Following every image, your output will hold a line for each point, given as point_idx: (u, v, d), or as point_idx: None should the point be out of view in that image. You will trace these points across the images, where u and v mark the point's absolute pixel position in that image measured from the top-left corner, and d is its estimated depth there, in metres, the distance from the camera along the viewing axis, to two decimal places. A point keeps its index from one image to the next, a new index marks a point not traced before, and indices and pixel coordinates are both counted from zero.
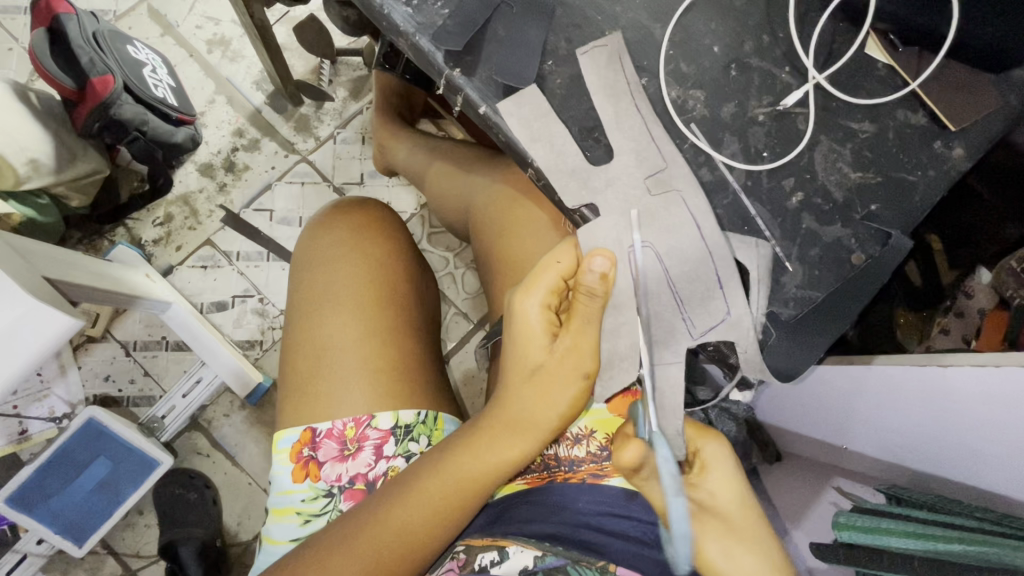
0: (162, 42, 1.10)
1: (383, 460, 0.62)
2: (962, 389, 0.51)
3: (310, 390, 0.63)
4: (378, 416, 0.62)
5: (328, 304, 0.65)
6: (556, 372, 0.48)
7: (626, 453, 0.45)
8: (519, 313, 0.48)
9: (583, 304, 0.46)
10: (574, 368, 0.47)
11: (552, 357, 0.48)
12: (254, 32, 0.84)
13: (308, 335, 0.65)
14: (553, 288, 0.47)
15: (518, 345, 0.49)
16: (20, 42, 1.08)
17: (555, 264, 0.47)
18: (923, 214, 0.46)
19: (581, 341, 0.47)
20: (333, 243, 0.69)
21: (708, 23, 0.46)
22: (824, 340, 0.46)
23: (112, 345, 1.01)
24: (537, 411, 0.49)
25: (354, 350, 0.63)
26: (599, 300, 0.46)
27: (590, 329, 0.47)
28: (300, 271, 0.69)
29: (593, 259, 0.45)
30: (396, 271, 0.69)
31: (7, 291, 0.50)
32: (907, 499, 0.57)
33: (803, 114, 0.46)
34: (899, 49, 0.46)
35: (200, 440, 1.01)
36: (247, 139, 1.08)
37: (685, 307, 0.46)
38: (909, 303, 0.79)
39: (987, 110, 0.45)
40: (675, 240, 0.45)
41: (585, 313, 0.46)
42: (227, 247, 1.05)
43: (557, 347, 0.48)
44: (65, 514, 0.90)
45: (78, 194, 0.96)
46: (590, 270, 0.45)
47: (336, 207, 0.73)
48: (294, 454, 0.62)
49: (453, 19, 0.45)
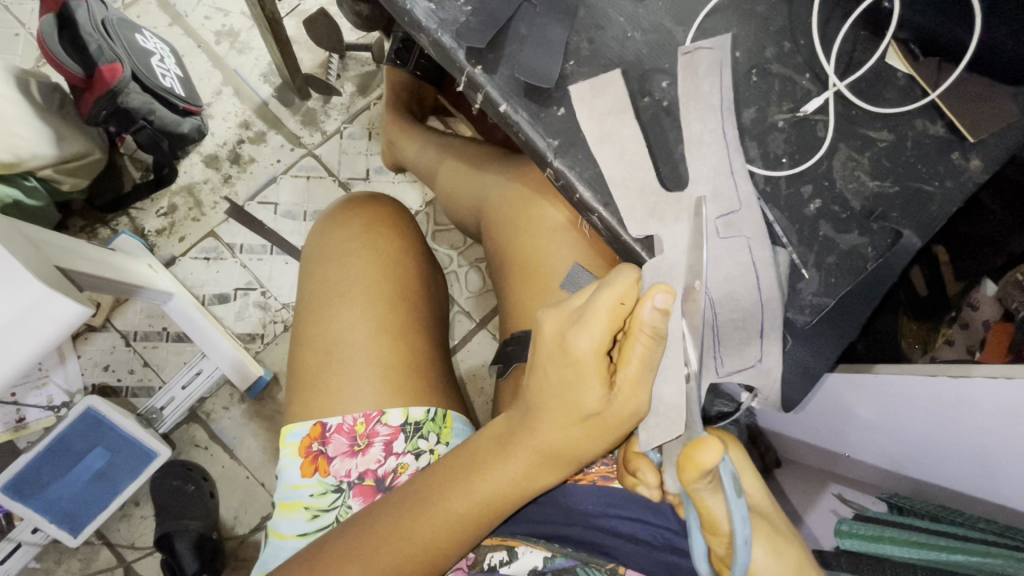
0: (171, 32, 1.09)
1: (393, 457, 0.62)
2: (976, 403, 0.50)
3: (322, 385, 0.63)
4: (389, 412, 0.62)
5: (345, 302, 0.65)
6: (608, 417, 0.44)
7: (709, 454, 0.39)
8: (571, 352, 0.43)
9: (644, 348, 0.42)
10: (627, 415, 0.44)
11: (608, 407, 0.44)
12: (265, 24, 0.84)
13: (321, 334, 0.64)
14: (614, 327, 0.43)
15: (568, 383, 0.44)
16: (26, 28, 1.07)
17: (617, 305, 0.42)
18: (939, 224, 0.46)
19: (639, 387, 0.43)
20: (349, 242, 0.68)
21: (729, 28, 0.46)
22: (834, 346, 0.46)
23: (112, 335, 1.01)
24: (575, 447, 0.46)
25: (369, 352, 0.63)
26: (663, 340, 0.42)
27: (647, 377, 0.43)
28: (314, 264, 0.68)
29: (655, 295, 0.41)
30: (410, 271, 0.69)
31: (19, 277, 0.49)
32: (910, 508, 0.58)
33: (823, 121, 0.46)
34: (919, 59, 0.46)
35: (198, 432, 1.01)
36: (252, 131, 1.07)
37: (720, 347, 0.44)
38: (913, 312, 0.80)
39: (1006, 122, 0.45)
40: (730, 286, 0.44)
41: (645, 358, 0.43)
42: (231, 239, 1.04)
43: (614, 397, 0.43)
44: (61, 503, 0.89)
45: (72, 176, 0.94)
46: (651, 305, 0.40)
47: (352, 201, 0.72)
48: (303, 448, 0.62)
49: (476, 16, 0.45)
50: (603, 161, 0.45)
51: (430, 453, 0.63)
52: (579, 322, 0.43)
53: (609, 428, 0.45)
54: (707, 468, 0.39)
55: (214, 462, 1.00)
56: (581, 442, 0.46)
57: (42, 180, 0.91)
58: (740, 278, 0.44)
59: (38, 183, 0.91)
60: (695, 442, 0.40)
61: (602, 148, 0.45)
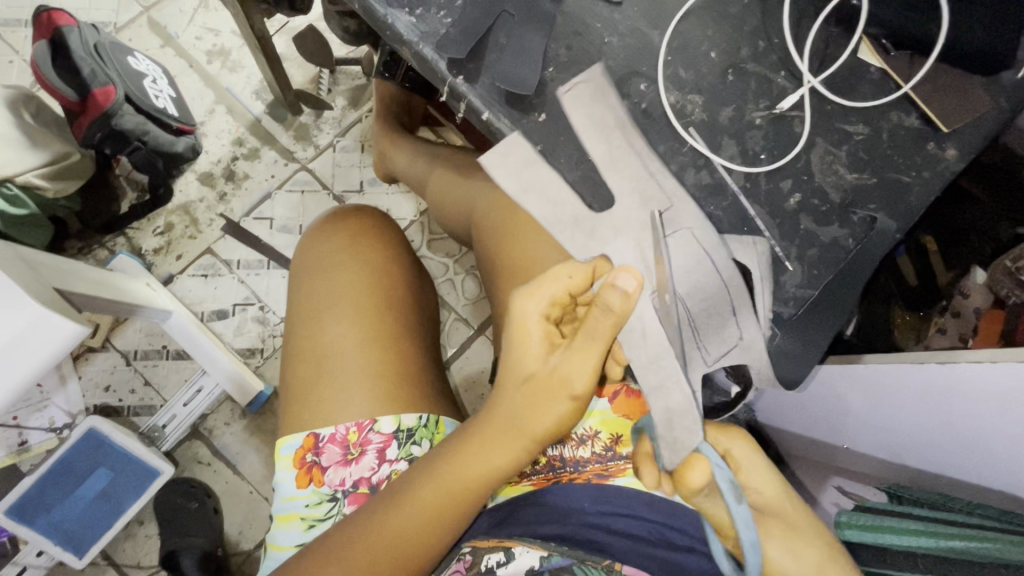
0: (163, 53, 1.11)
1: (386, 464, 0.63)
2: (969, 391, 0.51)
3: (312, 397, 0.63)
4: (380, 420, 0.62)
5: (329, 312, 0.66)
6: (549, 383, 0.46)
7: (695, 474, 0.43)
8: (519, 317, 0.46)
9: (593, 319, 0.44)
10: (566, 382, 0.45)
11: (546, 368, 0.46)
12: (254, 43, 0.85)
13: (310, 346, 0.65)
14: (559, 299, 0.46)
15: (514, 351, 0.47)
16: (20, 55, 1.09)
17: (566, 277, 0.45)
18: (919, 213, 0.47)
19: (581, 359, 0.45)
20: (331, 253, 0.69)
21: (704, 30, 0.48)
22: (826, 336, 0.47)
23: (113, 355, 1.01)
24: (525, 420, 0.47)
25: (357, 360, 0.64)
26: (614, 317, 0.43)
27: (592, 347, 0.44)
28: (300, 276, 0.69)
29: (620, 275, 0.43)
30: (395, 278, 0.69)
31: (16, 300, 0.50)
32: (907, 497, 0.58)
33: (799, 117, 0.47)
34: (890, 53, 0.47)
35: (200, 449, 1.01)
36: (246, 148, 1.08)
37: (700, 338, 0.47)
38: (905, 303, 0.82)
39: (979, 111, 0.46)
40: (699, 280, 0.46)
41: (590, 328, 0.44)
42: (228, 255, 1.05)
43: (553, 360, 0.46)
44: (65, 524, 0.89)
45: (55, 180, 0.93)
46: (615, 287, 0.43)
47: (341, 211, 0.74)
48: (297, 460, 0.62)
49: (456, 27, 0.46)
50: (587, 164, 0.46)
51: None
52: (529, 288, 0.46)
53: (548, 397, 0.46)
54: (696, 487, 0.43)
55: (216, 478, 1.00)
56: (527, 413, 0.47)
57: (23, 187, 0.89)
58: (718, 277, 0.46)
59: (18, 190, 0.89)
60: (682, 463, 0.45)
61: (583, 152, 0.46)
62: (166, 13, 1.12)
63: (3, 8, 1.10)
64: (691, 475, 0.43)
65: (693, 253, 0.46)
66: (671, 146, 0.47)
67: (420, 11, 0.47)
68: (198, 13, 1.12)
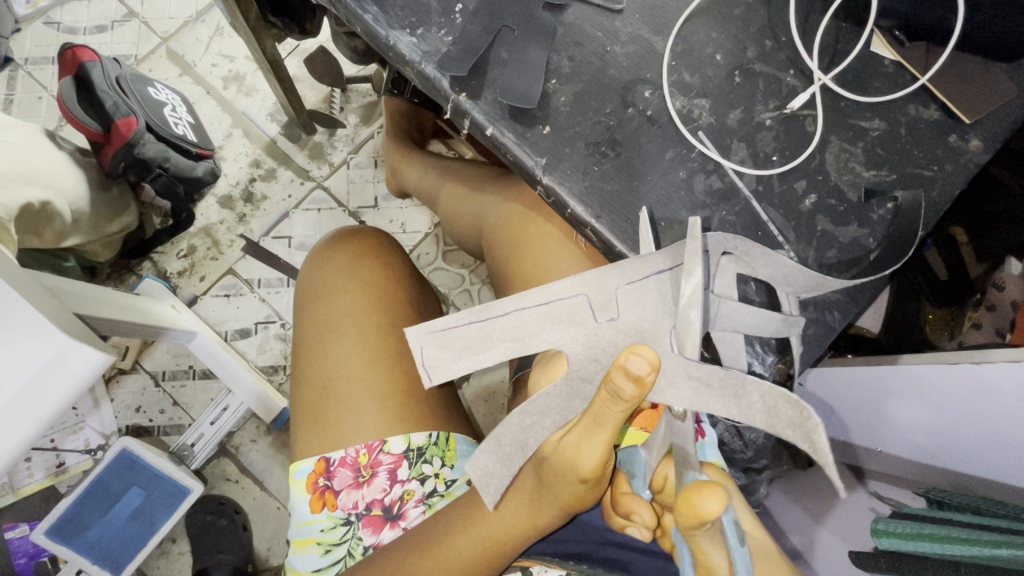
0: (182, 82, 1.14)
1: (398, 484, 0.63)
2: (1008, 389, 0.48)
3: (322, 420, 0.64)
4: (390, 440, 0.63)
5: (334, 337, 0.66)
6: (555, 469, 0.44)
7: (714, 504, 0.33)
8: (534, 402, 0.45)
9: (603, 402, 0.38)
10: (574, 466, 0.42)
11: (555, 453, 0.43)
12: (267, 67, 0.87)
13: (319, 371, 0.66)
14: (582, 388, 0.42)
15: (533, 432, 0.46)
16: (49, 90, 1.14)
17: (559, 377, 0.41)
18: (943, 208, 0.46)
19: (590, 444, 0.40)
20: (334, 278, 0.69)
21: (709, 32, 0.47)
22: (855, 313, 0.45)
23: (142, 376, 1.04)
24: (544, 495, 0.47)
25: (365, 382, 0.64)
26: (626, 404, 0.37)
27: (602, 437, 0.40)
28: (303, 303, 0.70)
29: (633, 357, 0.36)
30: (398, 296, 0.69)
31: (44, 329, 0.51)
32: (950, 503, 0.54)
33: (811, 116, 0.46)
34: (905, 45, 0.46)
35: (228, 466, 1.03)
36: (263, 169, 1.11)
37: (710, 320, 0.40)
38: (937, 299, 0.78)
39: (1002, 99, 0.45)
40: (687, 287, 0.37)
41: (600, 414, 0.38)
42: (249, 275, 1.07)
43: (560, 442, 0.42)
44: (100, 546, 0.91)
45: (110, 247, 1.00)
46: (623, 371, 0.36)
47: (337, 235, 0.73)
48: (310, 485, 0.63)
49: (456, 45, 0.46)
50: (586, 177, 0.45)
51: (436, 477, 0.63)
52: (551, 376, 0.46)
53: (558, 479, 0.44)
54: (708, 517, 0.33)
55: (245, 495, 1.02)
56: (546, 491, 0.47)
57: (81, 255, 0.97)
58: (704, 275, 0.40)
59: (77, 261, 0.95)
60: (695, 484, 0.35)
61: (583, 166, 0.45)
62: (184, 43, 1.15)
63: (31, 46, 1.15)
64: (706, 504, 0.34)
65: (636, 298, 0.38)
66: (679, 152, 0.46)
67: (421, 31, 0.47)
68: (214, 41, 1.15)
